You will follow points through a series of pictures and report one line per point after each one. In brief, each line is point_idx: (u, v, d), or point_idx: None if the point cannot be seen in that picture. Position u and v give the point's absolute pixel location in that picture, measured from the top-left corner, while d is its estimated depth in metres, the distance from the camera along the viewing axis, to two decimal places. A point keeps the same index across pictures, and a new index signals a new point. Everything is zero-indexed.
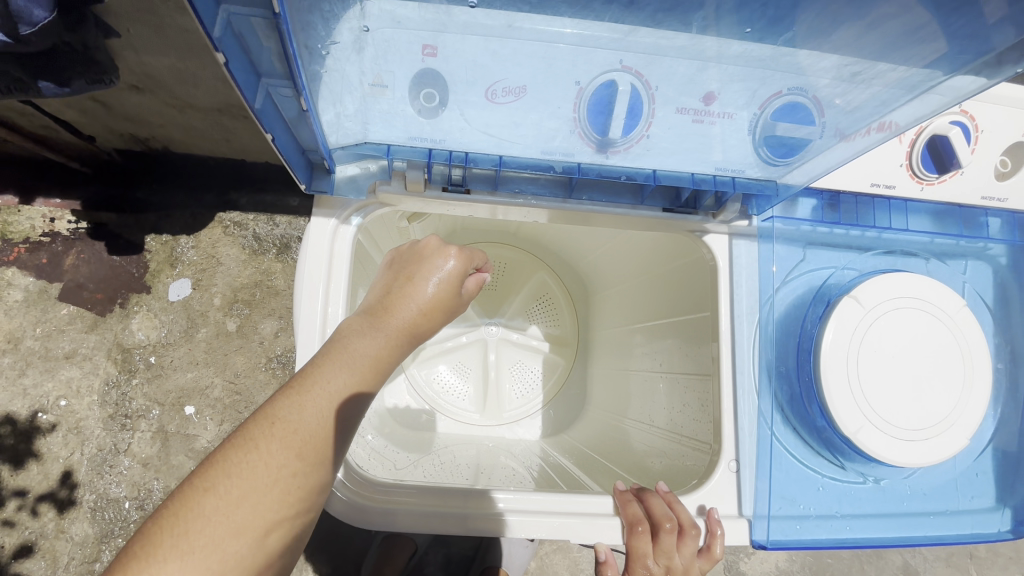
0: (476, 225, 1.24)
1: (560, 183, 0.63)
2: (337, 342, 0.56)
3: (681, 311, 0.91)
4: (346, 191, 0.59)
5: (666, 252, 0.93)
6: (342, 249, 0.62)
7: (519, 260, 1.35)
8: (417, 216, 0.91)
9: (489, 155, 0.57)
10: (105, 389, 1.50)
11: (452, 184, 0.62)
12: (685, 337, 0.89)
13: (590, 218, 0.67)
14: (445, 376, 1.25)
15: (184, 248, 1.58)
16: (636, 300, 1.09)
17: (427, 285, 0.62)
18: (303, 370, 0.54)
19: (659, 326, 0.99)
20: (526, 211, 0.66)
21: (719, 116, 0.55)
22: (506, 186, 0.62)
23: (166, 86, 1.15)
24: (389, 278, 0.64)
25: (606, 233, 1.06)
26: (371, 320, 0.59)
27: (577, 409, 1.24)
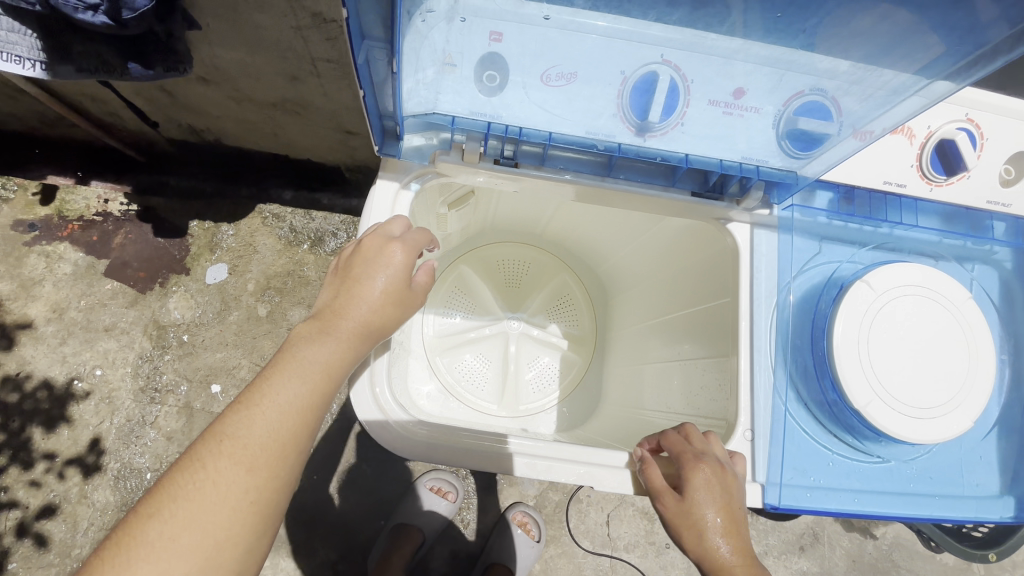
0: (506, 222, 1.31)
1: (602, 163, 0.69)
2: (287, 353, 0.58)
3: (700, 299, 0.95)
4: (412, 158, 0.67)
5: (686, 242, 0.95)
6: (401, 212, 0.69)
7: (543, 259, 1.41)
8: (467, 190, 0.97)
9: (540, 130, 0.63)
10: (138, 362, 1.56)
11: (504, 158, 0.68)
12: (706, 324, 0.92)
13: (623, 200, 0.73)
14: (467, 365, 1.30)
15: (224, 234, 1.67)
16: (654, 299, 1.13)
17: (367, 291, 0.61)
18: (258, 377, 0.56)
19: (680, 314, 1.02)
20: (569, 190, 0.72)
21: (746, 110, 0.63)
22: (551, 165, 0.69)
23: (231, 78, 1.26)
24: (335, 281, 0.64)
25: (624, 229, 1.11)
26: (319, 327, 0.60)
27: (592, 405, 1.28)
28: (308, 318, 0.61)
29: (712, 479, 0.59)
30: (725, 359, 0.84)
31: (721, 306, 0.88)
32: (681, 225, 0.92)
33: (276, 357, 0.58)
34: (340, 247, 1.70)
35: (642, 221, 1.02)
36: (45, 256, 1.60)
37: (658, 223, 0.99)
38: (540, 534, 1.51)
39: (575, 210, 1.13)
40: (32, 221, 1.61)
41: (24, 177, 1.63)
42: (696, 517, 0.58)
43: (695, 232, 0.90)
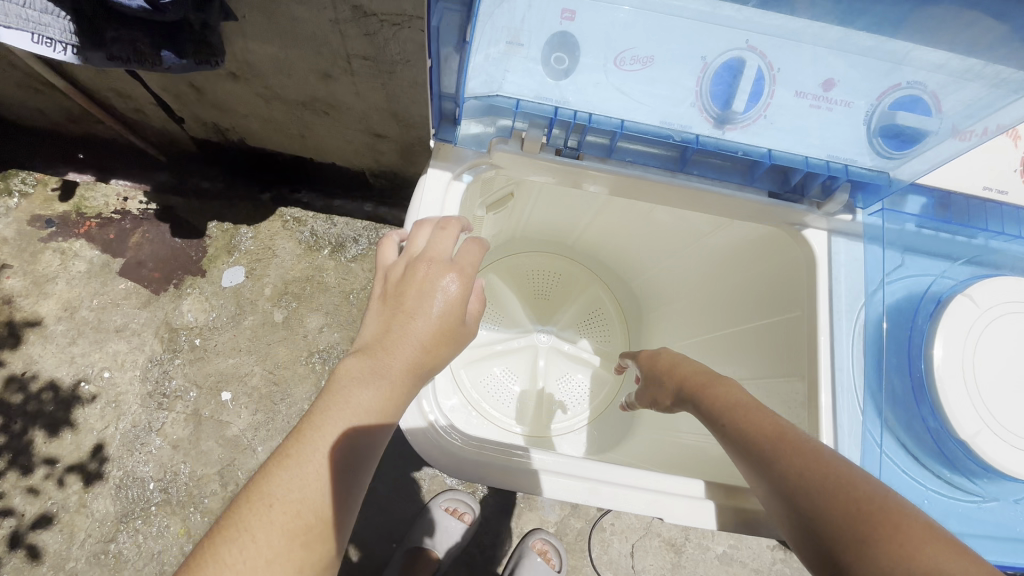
0: (536, 231, 1.25)
1: (671, 159, 0.64)
2: (340, 399, 0.51)
3: (750, 316, 0.85)
4: (468, 145, 0.63)
5: (735, 253, 0.87)
6: (452, 205, 0.64)
7: (571, 270, 1.35)
8: (508, 188, 0.90)
9: (612, 118, 0.57)
10: (148, 366, 1.50)
11: (567, 149, 0.63)
12: (755, 345, 0.82)
13: (690, 199, 0.67)
14: (494, 379, 1.21)
15: (242, 237, 1.63)
16: (689, 315, 1.05)
17: (419, 324, 0.54)
18: (306, 428, 0.49)
19: (724, 334, 0.93)
20: (635, 187, 0.66)
21: (837, 103, 0.57)
22: (616, 159, 0.64)
23: (261, 74, 1.22)
24: (384, 309, 0.57)
25: (658, 241, 1.03)
26: (371, 368, 0.52)
27: (625, 428, 1.19)
28: (354, 353, 0.54)
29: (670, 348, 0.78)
30: (777, 383, 0.74)
31: (770, 324, 0.78)
32: (731, 233, 0.84)
33: (323, 402, 0.51)
34: (361, 254, 1.65)
35: (682, 230, 0.94)
36: (60, 253, 1.56)
37: (702, 232, 0.90)
38: (562, 564, 1.41)
39: (610, 219, 1.05)
40: (49, 217, 1.58)
41: (45, 172, 1.60)
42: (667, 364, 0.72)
43: (750, 242, 0.81)
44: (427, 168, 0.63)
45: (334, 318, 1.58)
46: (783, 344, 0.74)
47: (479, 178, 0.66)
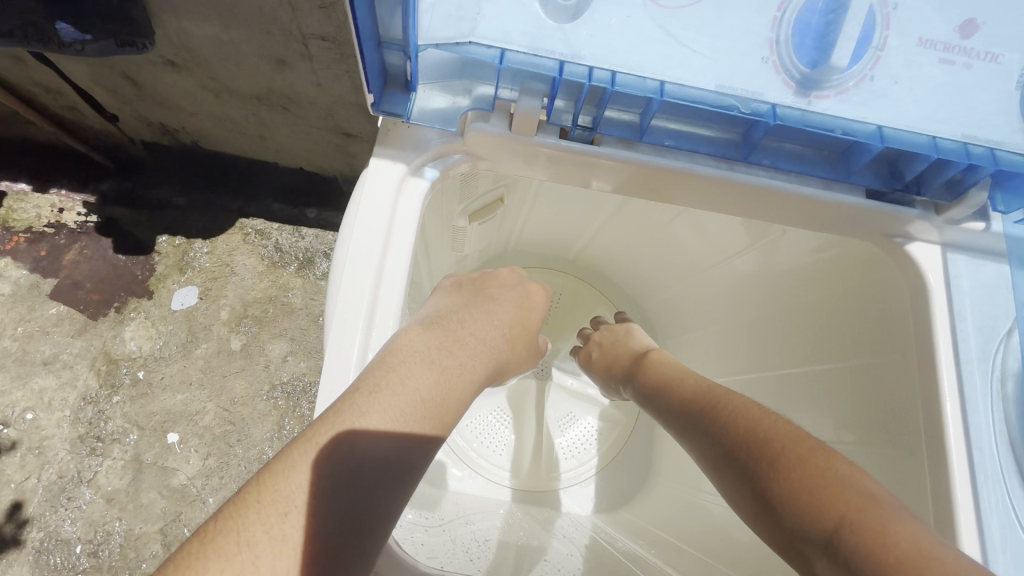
0: (527, 241, 0.99)
1: (725, 143, 0.45)
2: (397, 369, 0.42)
3: (819, 353, 0.65)
4: (431, 120, 0.44)
5: (794, 272, 0.67)
6: (406, 213, 0.45)
7: (578, 295, 1.06)
8: (499, 185, 0.71)
9: (645, 78, 0.39)
10: (80, 405, 1.29)
11: (578, 128, 0.44)
12: (834, 395, 0.62)
13: (746, 203, 0.48)
14: (481, 423, 1.01)
15: (197, 252, 1.41)
16: (718, 347, 0.85)
17: (488, 339, 0.51)
18: (362, 407, 0.39)
19: (780, 375, 0.72)
20: (672, 186, 0.47)
21: (978, 56, 0.41)
22: (647, 144, 0.45)
23: (204, 62, 1.03)
24: (436, 312, 0.51)
25: (683, 257, 0.83)
26: (446, 361, 0.45)
27: (638, 477, 1.00)
28: (408, 334, 0.45)
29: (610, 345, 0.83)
30: (881, 451, 0.54)
31: (855, 366, 0.59)
32: (790, 246, 0.65)
33: (386, 380, 0.41)
34: None
35: (718, 242, 0.75)
36: None
37: (747, 243, 0.71)
38: None
39: (626, 229, 0.86)
40: None
41: None
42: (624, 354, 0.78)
43: (818, 256, 0.62)
44: (370, 157, 0.45)
45: (301, 345, 1.36)
46: (881, 395, 0.54)
47: (449, 170, 0.47)
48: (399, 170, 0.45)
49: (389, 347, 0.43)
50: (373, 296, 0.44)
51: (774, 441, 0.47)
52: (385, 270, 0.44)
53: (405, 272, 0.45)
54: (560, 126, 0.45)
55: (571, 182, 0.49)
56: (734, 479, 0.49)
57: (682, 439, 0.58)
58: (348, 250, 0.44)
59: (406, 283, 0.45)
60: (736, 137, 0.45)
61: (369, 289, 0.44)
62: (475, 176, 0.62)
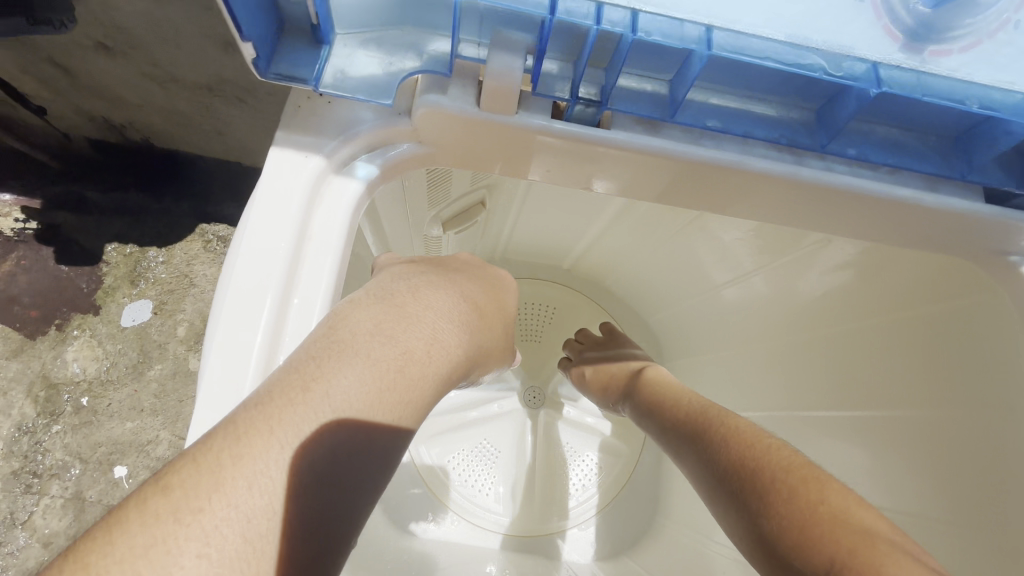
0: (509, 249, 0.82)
1: (780, 124, 0.33)
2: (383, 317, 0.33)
3: (876, 398, 0.55)
4: (352, 87, 0.31)
5: (829, 298, 0.58)
6: (328, 217, 0.32)
7: (572, 309, 0.88)
8: (474, 187, 0.57)
9: (680, 24, 0.28)
10: (10, 436, 1.00)
11: (579, 103, 0.31)
12: (909, 448, 0.52)
13: (805, 206, 0.35)
14: (469, 459, 0.84)
15: (150, 260, 1.07)
16: (728, 375, 0.73)
17: (446, 318, 0.36)
18: (247, 430, 0.26)
19: (824, 424, 0.61)
20: (708, 183, 0.34)
21: None
22: (676, 125, 0.32)
23: (140, 43, 0.77)
24: (377, 284, 0.36)
25: (689, 278, 0.71)
26: (381, 356, 0.31)
27: (644, 514, 0.82)
28: (330, 323, 0.31)
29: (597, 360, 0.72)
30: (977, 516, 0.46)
31: (944, 418, 0.49)
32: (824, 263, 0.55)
33: (279, 400, 0.28)
34: None
35: (731, 260, 0.64)
36: None
37: (767, 262, 0.61)
38: None
39: (622, 244, 0.73)
40: None
41: None
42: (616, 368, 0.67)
43: (866, 277, 0.53)
44: (271, 145, 0.32)
45: None
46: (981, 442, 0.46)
47: (391, 162, 0.34)
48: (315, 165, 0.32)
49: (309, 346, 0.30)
50: (268, 346, 0.30)
51: (764, 471, 0.38)
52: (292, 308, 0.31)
53: (320, 310, 0.32)
54: (553, 99, 0.32)
55: (565, 179, 0.37)
56: (725, 508, 0.39)
57: (677, 462, 0.50)
58: (230, 280, 0.30)
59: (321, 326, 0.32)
60: (795, 115, 0.33)
61: (262, 336, 0.30)
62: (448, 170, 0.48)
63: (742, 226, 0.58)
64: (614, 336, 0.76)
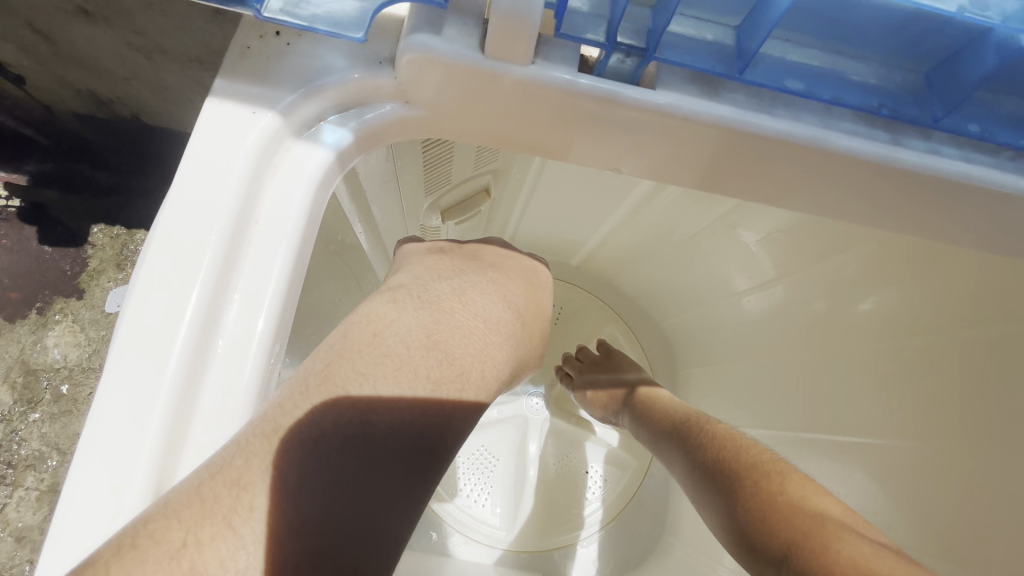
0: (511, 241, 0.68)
1: (876, 89, 0.24)
2: (436, 314, 0.26)
3: (893, 429, 0.44)
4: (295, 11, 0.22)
5: (867, 319, 0.46)
6: (286, 192, 0.22)
7: (581, 310, 0.71)
8: (480, 172, 0.48)
9: None
10: None
11: (618, 51, 0.23)
12: (910, 487, 0.42)
13: (912, 198, 0.26)
14: (460, 466, 0.67)
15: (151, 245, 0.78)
16: (743, 393, 0.59)
17: (498, 329, 0.29)
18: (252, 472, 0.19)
19: (817, 451, 0.50)
20: (781, 165, 0.25)
21: None
22: (742, 82, 0.23)
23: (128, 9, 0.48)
24: (412, 281, 0.28)
25: (699, 283, 0.59)
26: (438, 377, 0.24)
27: (652, 530, 0.65)
28: (340, 337, 0.24)
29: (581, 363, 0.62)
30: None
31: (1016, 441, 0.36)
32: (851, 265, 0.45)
33: (273, 432, 0.20)
34: None
35: (751, 261, 0.51)
36: None
37: (797, 268, 0.48)
38: None
39: (636, 242, 0.59)
40: None
41: None
42: (611, 368, 0.58)
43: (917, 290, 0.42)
44: (205, 100, 0.21)
45: None
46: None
47: (368, 129, 0.24)
48: (266, 128, 0.21)
49: (269, 409, 0.21)
50: (178, 407, 0.19)
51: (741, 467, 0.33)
52: (219, 344, 0.20)
53: (261, 344, 0.21)
54: (581, 45, 0.23)
55: (587, 155, 0.27)
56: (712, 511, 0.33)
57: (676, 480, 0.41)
58: (130, 300, 0.19)
59: (263, 369, 0.21)
60: (898, 79, 0.24)
61: (166, 391, 0.19)
62: (452, 146, 0.40)
63: (780, 219, 0.45)
64: (610, 352, 0.62)
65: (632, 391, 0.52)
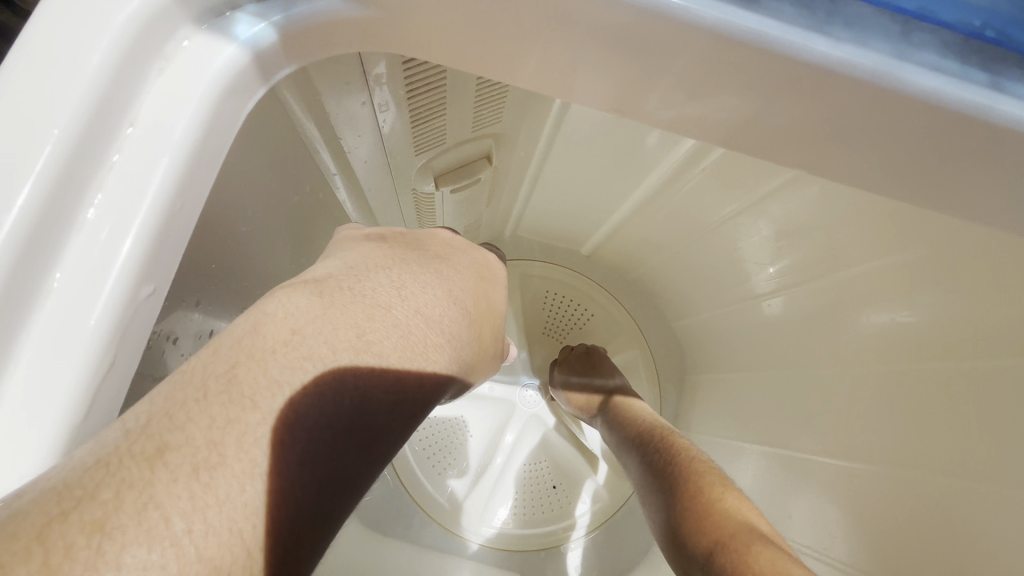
0: (524, 223, 0.62)
1: (979, 8, 0.19)
2: (366, 310, 0.20)
3: (905, 460, 0.38)
4: None
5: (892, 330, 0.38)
6: (175, 90, 0.17)
7: (594, 303, 0.66)
8: (481, 133, 0.38)
9: None
10: None
11: None
12: (910, 530, 0.36)
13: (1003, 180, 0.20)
14: (434, 451, 0.62)
15: None
16: (747, 405, 0.52)
17: (443, 329, 0.23)
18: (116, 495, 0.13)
19: (830, 483, 0.43)
20: (836, 115, 0.19)
21: None
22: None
23: None
24: (345, 273, 0.22)
25: (719, 280, 0.52)
26: (369, 389, 0.19)
27: (643, 541, 0.59)
28: (245, 331, 0.18)
29: (565, 368, 0.57)
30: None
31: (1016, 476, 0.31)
32: (881, 273, 0.38)
33: (159, 454, 0.14)
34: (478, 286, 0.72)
35: (775, 259, 0.45)
36: None
37: (817, 274, 0.42)
38: None
39: (652, 231, 0.53)
40: None
41: None
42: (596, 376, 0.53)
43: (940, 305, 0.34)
44: None
45: None
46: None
47: (296, 26, 0.19)
48: (151, 6, 0.16)
49: (151, 419, 0.15)
50: None
51: (693, 475, 0.33)
52: (48, 291, 0.15)
53: (117, 291, 0.16)
54: None
55: (585, 89, 0.22)
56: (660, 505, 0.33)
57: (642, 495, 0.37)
58: None
59: (117, 327, 0.16)
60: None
61: None
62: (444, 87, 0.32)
63: (812, 203, 0.38)
64: (593, 351, 0.57)
65: (609, 397, 0.50)
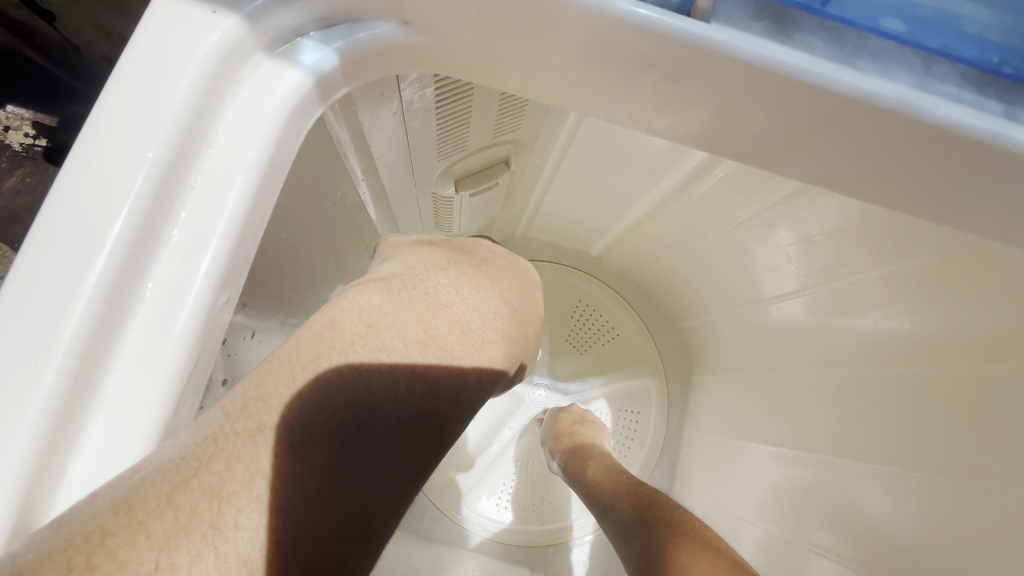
0: (536, 224, 0.63)
1: (997, 44, 0.20)
2: (429, 306, 0.22)
3: (902, 458, 0.39)
4: None
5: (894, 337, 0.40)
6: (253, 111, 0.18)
7: (604, 304, 0.67)
8: (502, 140, 0.40)
9: None
10: None
11: None
12: (900, 523, 0.39)
13: (991, 205, 0.22)
14: None
15: None
16: (750, 405, 0.54)
17: (496, 326, 0.25)
18: (224, 466, 0.15)
19: (829, 479, 0.45)
20: (852, 142, 0.21)
21: None
22: (826, 21, 0.20)
23: None
24: (408, 272, 0.24)
25: (727, 283, 0.53)
26: (436, 378, 0.21)
27: None
28: (325, 325, 0.19)
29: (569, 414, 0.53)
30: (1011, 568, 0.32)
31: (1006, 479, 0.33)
32: (884, 284, 0.39)
33: (259, 432, 0.16)
34: None
35: (782, 263, 0.46)
36: None
37: (822, 279, 0.44)
38: None
39: (661, 235, 0.55)
40: None
41: None
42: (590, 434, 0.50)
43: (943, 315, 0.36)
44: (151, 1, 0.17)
45: None
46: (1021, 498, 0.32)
47: (356, 51, 0.20)
48: (229, 34, 0.18)
49: (247, 402, 0.17)
50: (74, 375, 0.15)
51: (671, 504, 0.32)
52: (142, 298, 0.16)
53: (199, 299, 0.17)
54: None
55: (618, 109, 0.23)
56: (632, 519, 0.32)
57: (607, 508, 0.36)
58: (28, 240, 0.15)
59: (197, 333, 0.17)
60: None
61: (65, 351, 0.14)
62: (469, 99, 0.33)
63: (821, 214, 0.39)
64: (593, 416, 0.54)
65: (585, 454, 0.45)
